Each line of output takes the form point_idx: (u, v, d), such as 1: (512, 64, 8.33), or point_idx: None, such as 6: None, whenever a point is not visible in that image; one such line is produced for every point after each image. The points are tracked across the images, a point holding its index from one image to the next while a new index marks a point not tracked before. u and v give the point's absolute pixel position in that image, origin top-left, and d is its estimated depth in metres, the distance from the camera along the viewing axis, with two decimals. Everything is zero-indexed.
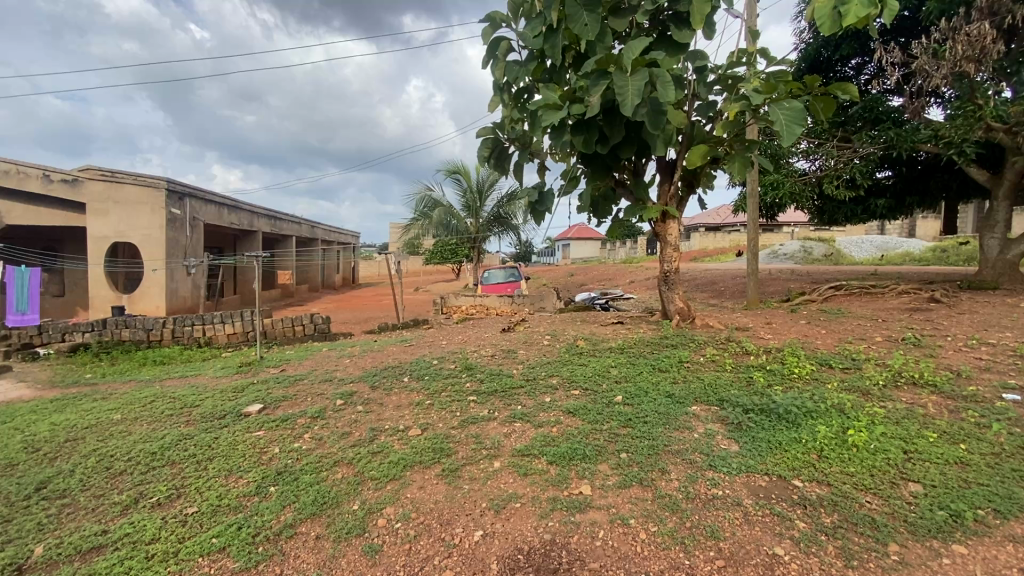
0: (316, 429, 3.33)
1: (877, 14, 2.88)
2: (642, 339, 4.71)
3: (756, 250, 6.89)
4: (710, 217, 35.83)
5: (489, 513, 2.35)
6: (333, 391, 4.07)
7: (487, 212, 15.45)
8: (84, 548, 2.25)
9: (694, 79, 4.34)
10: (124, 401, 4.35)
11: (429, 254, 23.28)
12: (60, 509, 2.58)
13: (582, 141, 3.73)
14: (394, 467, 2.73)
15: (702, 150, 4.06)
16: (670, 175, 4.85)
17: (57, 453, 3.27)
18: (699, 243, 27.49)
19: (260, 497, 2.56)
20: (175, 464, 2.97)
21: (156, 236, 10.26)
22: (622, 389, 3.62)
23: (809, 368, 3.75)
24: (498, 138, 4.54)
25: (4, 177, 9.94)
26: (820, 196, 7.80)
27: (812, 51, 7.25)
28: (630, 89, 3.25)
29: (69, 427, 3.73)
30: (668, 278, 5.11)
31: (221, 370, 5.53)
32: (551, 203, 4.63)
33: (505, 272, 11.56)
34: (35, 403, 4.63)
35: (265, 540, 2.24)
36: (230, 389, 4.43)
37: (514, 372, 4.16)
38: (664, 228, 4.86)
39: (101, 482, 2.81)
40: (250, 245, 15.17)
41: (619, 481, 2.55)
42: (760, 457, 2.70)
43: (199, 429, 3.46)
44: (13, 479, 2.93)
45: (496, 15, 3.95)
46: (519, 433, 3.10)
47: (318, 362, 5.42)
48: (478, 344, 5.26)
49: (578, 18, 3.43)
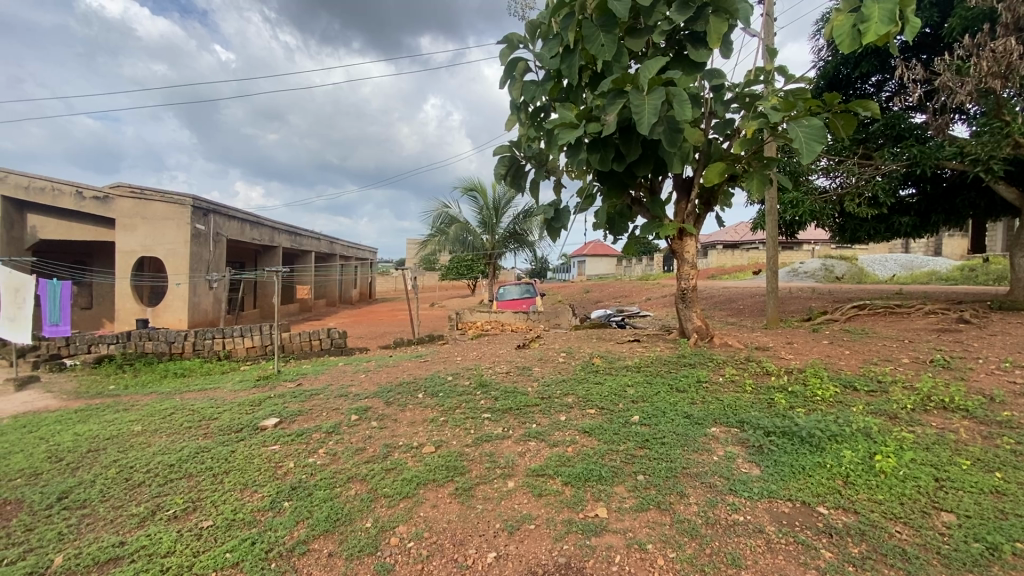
0: (331, 444, 3.35)
1: (898, 31, 2.84)
2: (659, 357, 4.64)
3: (775, 269, 6.77)
4: (728, 234, 35.56)
5: (503, 534, 2.31)
6: (347, 407, 4.08)
7: (503, 228, 15.54)
8: (102, 559, 2.26)
9: (711, 97, 4.35)
10: (144, 413, 4.42)
11: (446, 270, 23.50)
12: (80, 520, 2.61)
13: (598, 159, 3.77)
14: (408, 485, 2.72)
15: (721, 167, 4.05)
16: (686, 193, 4.83)
17: (79, 463, 3.33)
18: (716, 261, 27.33)
19: (274, 512, 2.56)
20: (192, 476, 3.00)
21: (180, 251, 10.50)
22: (639, 410, 3.55)
23: (833, 391, 3.63)
24: (514, 155, 4.58)
25: (39, 194, 10.40)
26: (842, 213, 7.71)
27: (831, 67, 7.24)
28: (646, 108, 3.28)
29: (91, 438, 3.80)
30: (685, 296, 5.03)
31: (239, 383, 5.58)
32: (566, 220, 4.62)
33: (521, 288, 11.60)
34: (60, 413, 4.73)
35: (277, 556, 2.23)
36: (248, 402, 4.48)
37: (529, 390, 4.12)
38: (681, 245, 4.83)
39: (120, 493, 2.84)
40: (270, 260, 15.44)
41: (636, 504, 2.49)
42: (782, 482, 2.62)
43: (216, 442, 3.50)
44: (37, 488, 2.98)
45: (513, 37, 4.03)
46: (534, 452, 3.06)
47: (333, 377, 5.44)
48: (493, 361, 5.24)
49: (594, 39, 3.53)
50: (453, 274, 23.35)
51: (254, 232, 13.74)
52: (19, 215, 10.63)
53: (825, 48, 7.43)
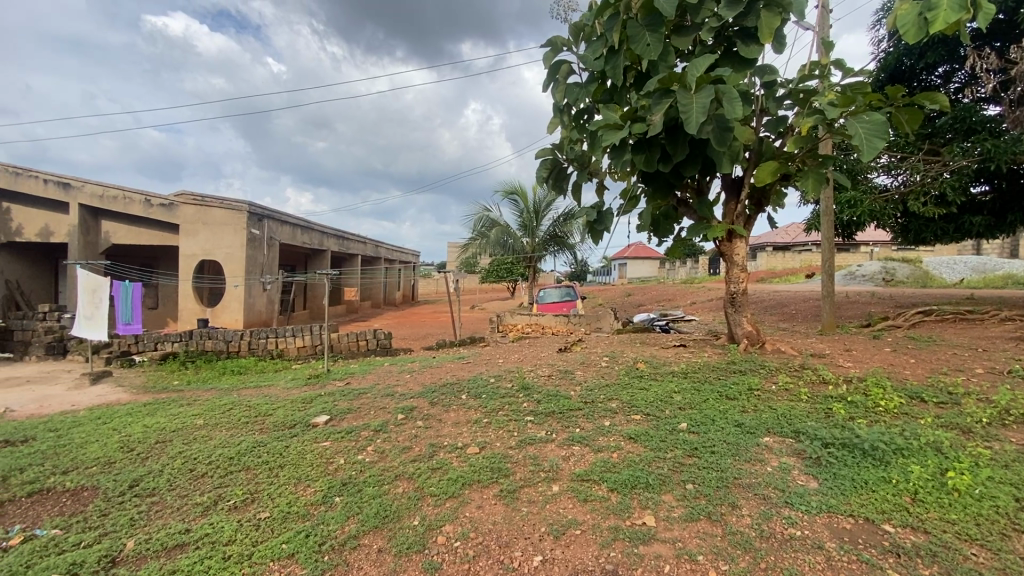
0: (378, 442, 3.43)
1: (970, 18, 2.65)
2: (707, 363, 4.50)
3: (831, 273, 6.44)
4: (778, 236, 34.22)
5: (548, 538, 2.29)
6: (393, 406, 4.18)
7: (544, 231, 15.50)
8: (170, 545, 2.40)
9: (762, 95, 4.20)
10: (205, 408, 4.67)
11: (486, 273, 23.72)
12: (149, 507, 2.79)
13: (643, 160, 3.71)
14: (454, 485, 2.75)
15: (773, 166, 3.90)
16: (736, 193, 4.68)
17: (148, 453, 3.56)
18: (766, 263, 26.37)
19: (327, 506, 2.65)
20: (249, 469, 3.14)
21: (237, 255, 11.07)
22: (687, 417, 3.46)
23: (898, 402, 3.41)
24: (556, 158, 4.57)
25: (113, 202, 11.23)
26: (904, 213, 7.26)
27: (893, 59, 6.86)
28: (694, 107, 3.19)
29: (159, 430, 4.05)
30: (735, 300, 4.86)
31: (291, 381, 5.82)
32: (610, 223, 4.57)
33: (561, 291, 11.53)
34: (130, 406, 5.07)
35: (330, 549, 2.30)
36: (300, 400, 4.66)
37: (572, 394, 4.08)
38: (730, 248, 4.68)
39: (185, 483, 3.02)
40: (319, 263, 16.03)
41: (685, 514, 2.42)
42: (842, 497, 2.49)
43: (272, 437, 3.66)
44: (112, 475, 3.21)
45: (556, 40, 4.03)
46: (578, 457, 3.03)
47: (379, 377, 5.59)
48: (535, 364, 5.23)
49: (640, 39, 3.49)
50: (493, 276, 23.53)
51: (305, 236, 14.30)
52: (93, 221, 11.58)
53: (886, 39, 7.04)
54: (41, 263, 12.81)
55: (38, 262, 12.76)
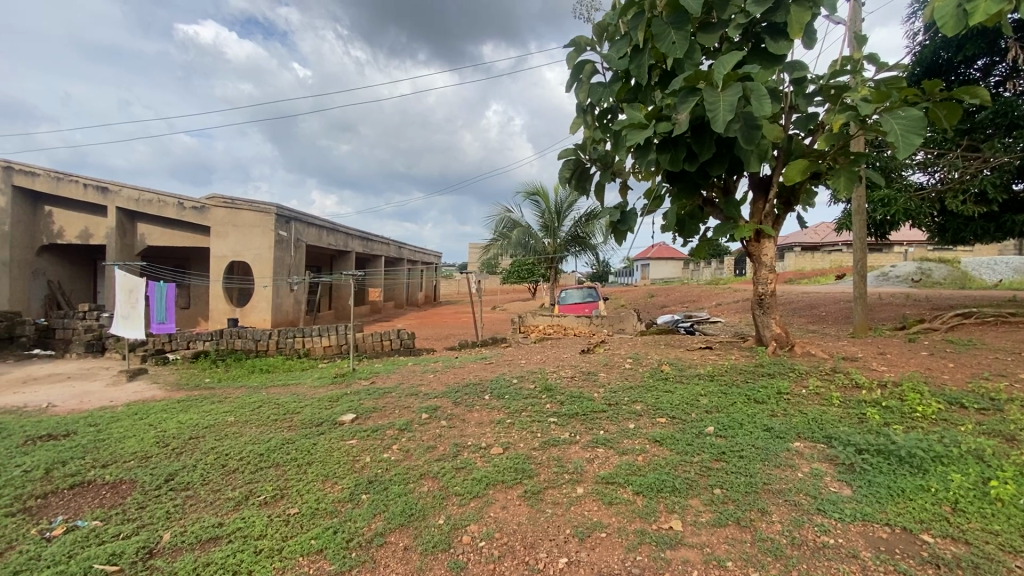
0: (403, 441, 3.47)
1: (1014, 8, 2.54)
2: (734, 365, 4.42)
3: (863, 274, 6.25)
4: (806, 236, 33.39)
5: (574, 540, 2.28)
6: (418, 405, 4.22)
7: (565, 231, 15.44)
8: (204, 538, 2.47)
9: (792, 92, 4.11)
10: (236, 405, 4.80)
11: (508, 274, 23.76)
12: (184, 500, 2.88)
13: (668, 159, 3.66)
14: (478, 485, 2.76)
15: (803, 164, 3.80)
16: (764, 193, 4.58)
17: (183, 448, 3.67)
18: (794, 264, 25.76)
19: (353, 503, 2.69)
20: (279, 465, 3.22)
21: (266, 256, 11.35)
22: (714, 420, 3.40)
23: (936, 407, 3.29)
24: (579, 158, 4.55)
25: (148, 206, 11.63)
26: (942, 212, 7.01)
27: (929, 52, 6.63)
28: (721, 105, 3.14)
29: (192, 426, 4.18)
30: (763, 302, 4.76)
31: (318, 380, 5.93)
32: (633, 223, 4.52)
33: (583, 292, 11.47)
34: (165, 403, 5.24)
35: (357, 546, 2.33)
36: (327, 398, 4.75)
37: (595, 395, 4.06)
38: (757, 248, 4.59)
39: (217, 478, 3.11)
40: (344, 264, 16.30)
41: (713, 519, 2.38)
42: (877, 505, 2.41)
43: (300, 434, 3.75)
44: (149, 469, 3.32)
45: (580, 40, 4.02)
46: (602, 459, 3.01)
47: (403, 376, 5.66)
48: (558, 365, 5.21)
49: (665, 37, 3.45)
50: (514, 277, 23.55)
51: (330, 237, 14.56)
52: (129, 224, 12.01)
53: (922, 32, 6.80)
54: (81, 264, 13.35)
55: (78, 263, 13.30)
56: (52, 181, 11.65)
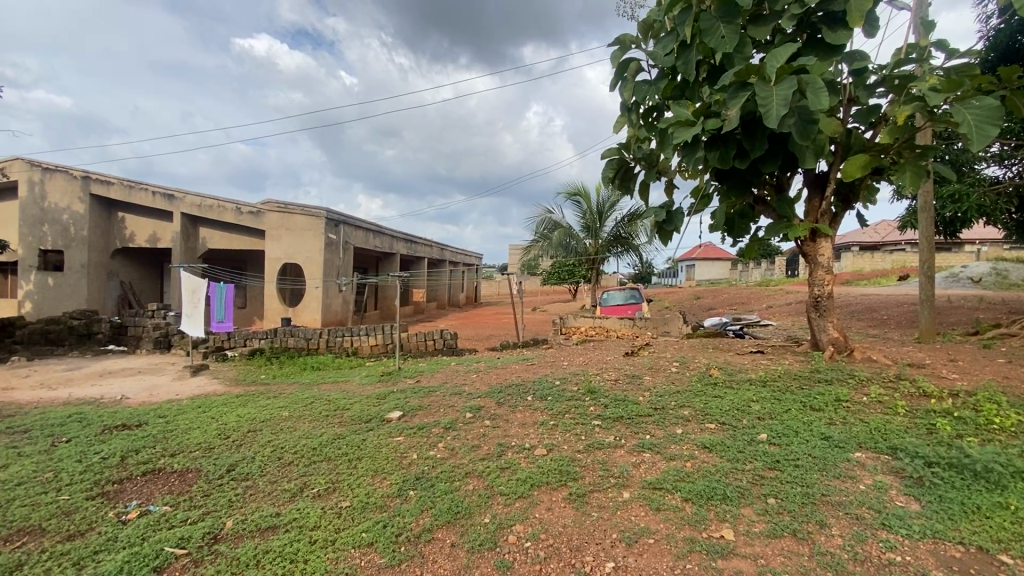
0: (448, 440, 3.53)
1: None
2: (787, 371, 4.23)
3: (930, 275, 5.86)
4: (865, 235, 31.60)
5: (621, 545, 2.25)
6: (462, 404, 4.28)
7: (607, 232, 15.24)
8: (264, 526, 2.60)
9: (851, 83, 3.91)
10: (289, 401, 5.01)
11: (548, 275, 23.70)
12: (245, 490, 3.04)
13: (717, 157, 3.55)
14: (523, 485, 2.77)
15: (864, 159, 3.60)
16: (820, 190, 4.37)
17: (242, 440, 3.88)
18: (851, 265, 24.46)
19: (402, 499, 2.76)
20: (331, 459, 3.34)
21: (316, 258, 11.81)
22: (767, 427, 3.27)
23: (1016, 419, 3.03)
24: (623, 158, 4.49)
25: (209, 211, 12.32)
26: (1021, 208, 6.45)
27: (1005, 36, 6.13)
28: (774, 99, 3.02)
29: (250, 420, 4.40)
30: (819, 305, 4.53)
31: (366, 378, 6.12)
32: (680, 223, 4.41)
33: (626, 293, 11.28)
34: (226, 397, 5.54)
35: (406, 540, 2.39)
36: (375, 396, 4.88)
37: (640, 399, 3.99)
38: (813, 248, 4.38)
39: (274, 469, 3.26)
40: (388, 266, 16.72)
41: (767, 529, 2.29)
42: (949, 522, 2.25)
43: (350, 430, 3.88)
44: (213, 459, 3.53)
45: (625, 38, 3.96)
46: (649, 464, 2.95)
47: (447, 375, 5.75)
48: (601, 368, 5.15)
49: (714, 32, 3.35)
50: (555, 278, 23.46)
51: (376, 240, 14.97)
52: (193, 228, 12.78)
53: (996, 15, 6.29)
54: (149, 266, 14.32)
55: (147, 265, 14.28)
56: (125, 189, 12.52)
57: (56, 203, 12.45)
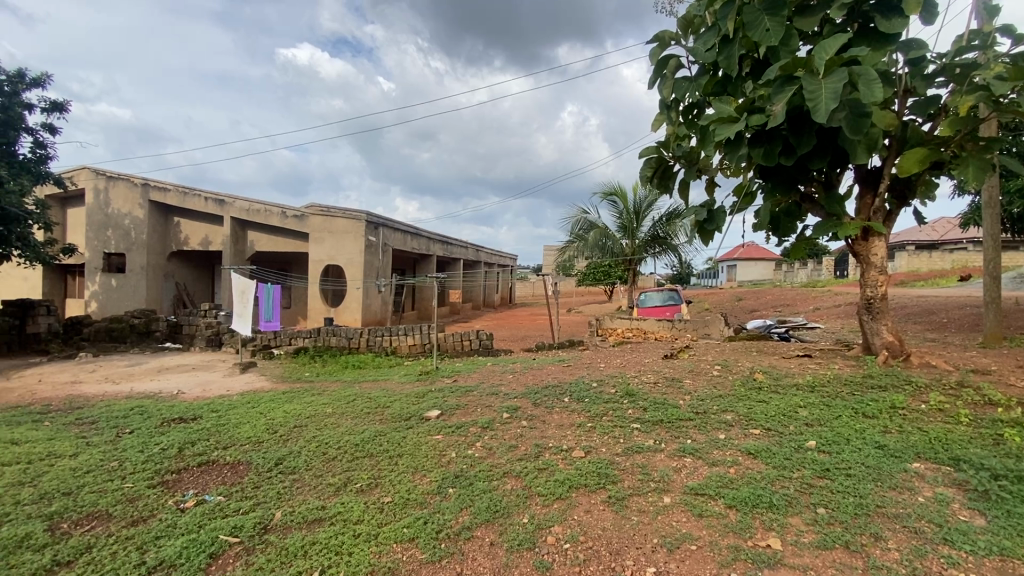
0: (485, 439, 3.56)
1: None
2: (837, 376, 4.05)
3: (996, 275, 5.48)
4: (922, 233, 29.87)
5: (662, 550, 2.22)
6: (499, 404, 4.32)
7: (644, 232, 14.99)
8: (310, 518, 2.70)
9: (907, 73, 3.71)
10: (332, 397, 5.18)
11: (584, 276, 23.52)
12: (292, 483, 3.16)
13: (762, 154, 3.44)
14: (561, 486, 2.77)
15: (921, 153, 3.41)
16: (873, 186, 4.17)
17: (289, 435, 4.04)
18: (906, 265, 23.18)
19: (442, 496, 2.80)
20: (372, 455, 3.43)
21: (357, 260, 12.15)
22: (816, 434, 3.14)
23: None
24: (662, 156, 4.41)
25: (256, 215, 12.85)
26: None
27: None
28: (823, 93, 2.89)
29: (295, 415, 4.57)
30: (872, 307, 4.32)
31: (405, 376, 6.25)
32: (721, 222, 4.30)
33: (664, 295, 11.05)
34: (272, 393, 5.78)
35: (445, 538, 2.42)
36: (414, 394, 4.98)
37: (680, 403, 3.91)
38: (866, 247, 4.18)
39: (319, 464, 3.38)
40: (425, 267, 17.00)
41: (817, 540, 2.20)
42: (1020, 540, 2.09)
43: (390, 427, 3.97)
44: (262, 453, 3.69)
45: (664, 34, 3.90)
46: (691, 469, 2.89)
47: (484, 375, 5.80)
48: (639, 370, 5.08)
49: (758, 25, 3.24)
50: (590, 279, 23.26)
51: (413, 241, 15.26)
52: (241, 231, 13.36)
53: None
54: (202, 268, 15.07)
55: (200, 266, 15.04)
56: (179, 195, 13.17)
57: (119, 209, 13.28)
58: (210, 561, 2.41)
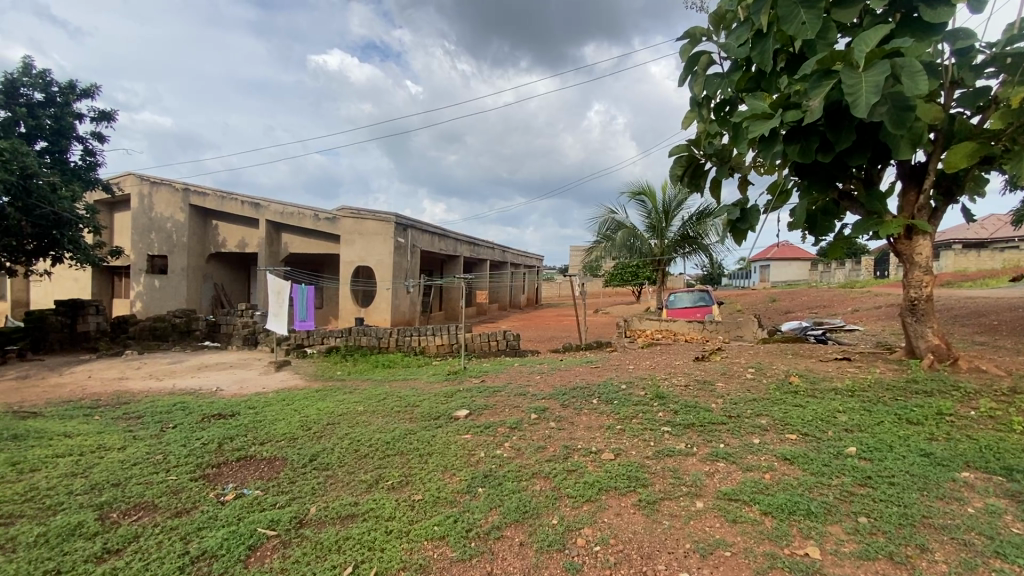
0: (514, 440, 3.57)
1: None
2: (879, 380, 3.90)
3: None
4: (970, 231, 28.45)
5: (694, 556, 2.18)
6: (527, 405, 4.32)
7: (674, 232, 14.75)
8: (344, 514, 2.76)
9: (954, 64, 3.54)
10: (363, 396, 5.28)
11: (611, 276, 23.30)
12: (326, 479, 3.24)
13: (798, 150, 3.34)
14: (590, 489, 2.75)
15: (970, 147, 3.25)
16: (917, 183, 4.00)
17: (322, 432, 4.14)
18: (952, 265, 22.12)
19: (471, 495, 2.82)
20: (403, 453, 3.49)
21: (386, 261, 12.36)
22: (857, 441, 3.03)
23: None
24: (693, 154, 4.34)
25: (289, 217, 13.19)
26: None
27: None
28: (864, 86, 2.78)
29: (328, 413, 4.69)
30: (916, 308, 4.14)
31: (433, 376, 6.32)
32: (755, 221, 4.19)
33: (694, 296, 10.84)
34: (306, 391, 5.94)
35: (476, 537, 2.44)
36: (443, 394, 5.03)
37: (713, 406, 3.83)
38: (909, 246, 4.01)
39: (351, 461, 3.45)
40: (452, 268, 17.15)
41: (858, 550, 2.12)
42: None
43: (420, 425, 4.03)
44: (297, 449, 3.79)
45: (695, 31, 3.83)
46: (724, 474, 2.83)
47: (511, 376, 5.81)
48: (670, 372, 5.00)
49: (794, 18, 3.14)
50: (618, 280, 23.02)
51: (441, 242, 15.41)
52: (276, 233, 13.76)
53: None
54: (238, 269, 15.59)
55: (236, 268, 15.56)
56: (217, 199, 13.64)
57: (161, 213, 13.86)
58: (249, 552, 2.49)
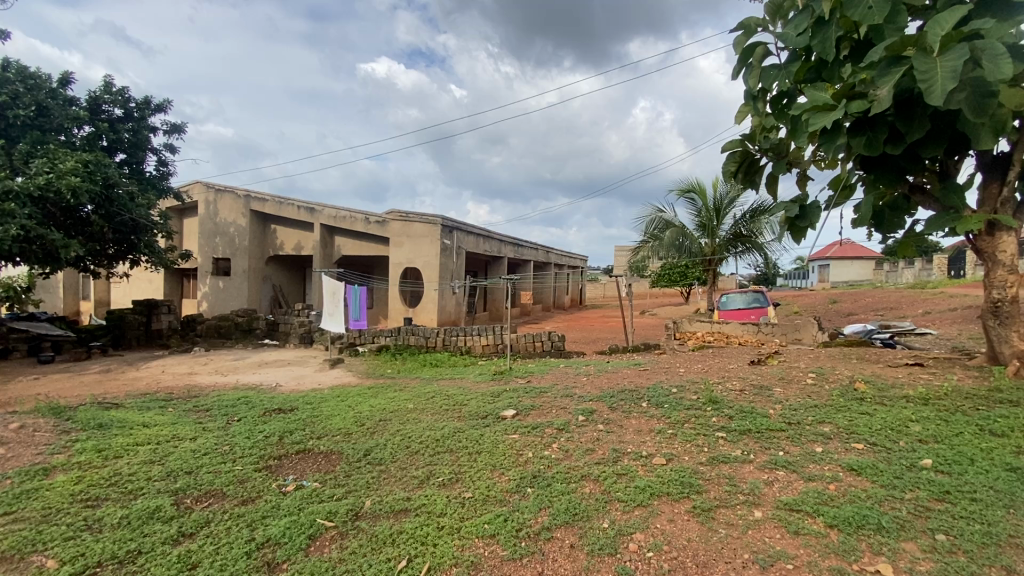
0: (562, 441, 3.56)
1: None
2: (958, 388, 3.62)
3: None
4: None
5: (754, 567, 2.10)
6: (574, 407, 4.29)
7: (725, 231, 14.26)
8: (398, 508, 2.84)
9: None
10: (413, 394, 5.42)
11: (658, 276, 22.79)
12: (380, 474, 3.34)
13: (864, 143, 3.14)
14: (642, 494, 2.70)
15: None
16: (1000, 174, 3.69)
17: (375, 428, 4.28)
18: None
19: (520, 495, 2.84)
20: (452, 451, 3.55)
21: (433, 262, 12.63)
22: (933, 452, 2.83)
23: None
24: (748, 149, 4.18)
25: (341, 221, 13.62)
26: None
27: None
28: (940, 72, 2.58)
29: (380, 410, 4.83)
30: (1000, 311, 3.81)
31: (479, 376, 6.40)
32: (815, 218, 3.98)
33: (748, 297, 10.43)
34: (359, 389, 6.15)
35: (526, 536, 2.45)
36: (490, 393, 5.08)
37: (770, 412, 3.67)
38: (992, 243, 3.70)
39: (402, 457, 3.54)
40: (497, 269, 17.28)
41: (936, 569, 1.98)
42: None
43: (468, 424, 4.09)
44: (352, 444, 3.93)
45: (750, 21, 3.68)
46: (784, 483, 2.71)
47: (557, 377, 5.79)
48: (723, 376, 4.83)
49: (859, 2, 2.96)
50: (665, 280, 22.49)
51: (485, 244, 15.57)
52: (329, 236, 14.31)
53: None
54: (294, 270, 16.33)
55: (292, 269, 16.31)
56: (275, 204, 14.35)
57: (225, 218, 14.71)
58: (309, 541, 2.60)
